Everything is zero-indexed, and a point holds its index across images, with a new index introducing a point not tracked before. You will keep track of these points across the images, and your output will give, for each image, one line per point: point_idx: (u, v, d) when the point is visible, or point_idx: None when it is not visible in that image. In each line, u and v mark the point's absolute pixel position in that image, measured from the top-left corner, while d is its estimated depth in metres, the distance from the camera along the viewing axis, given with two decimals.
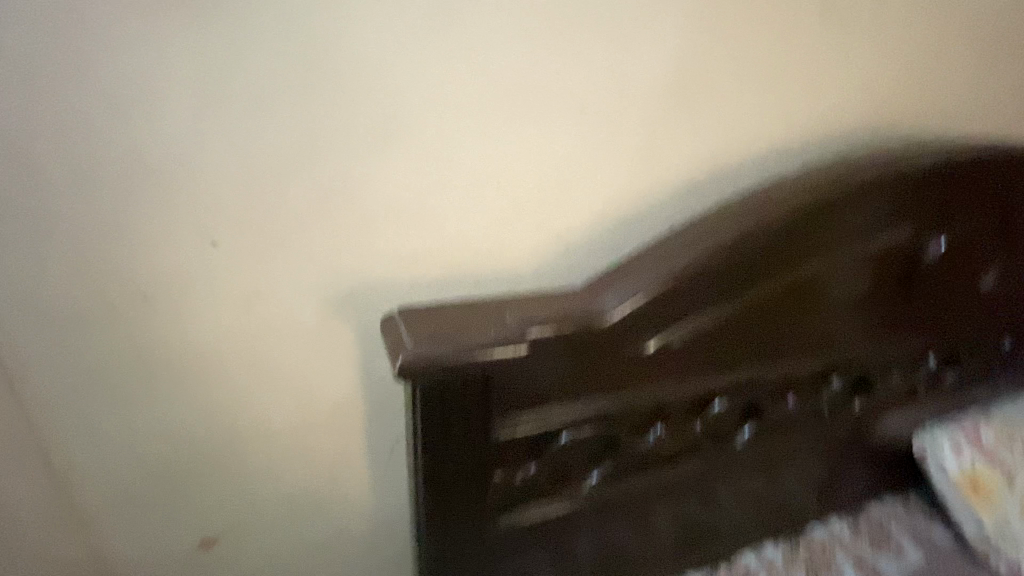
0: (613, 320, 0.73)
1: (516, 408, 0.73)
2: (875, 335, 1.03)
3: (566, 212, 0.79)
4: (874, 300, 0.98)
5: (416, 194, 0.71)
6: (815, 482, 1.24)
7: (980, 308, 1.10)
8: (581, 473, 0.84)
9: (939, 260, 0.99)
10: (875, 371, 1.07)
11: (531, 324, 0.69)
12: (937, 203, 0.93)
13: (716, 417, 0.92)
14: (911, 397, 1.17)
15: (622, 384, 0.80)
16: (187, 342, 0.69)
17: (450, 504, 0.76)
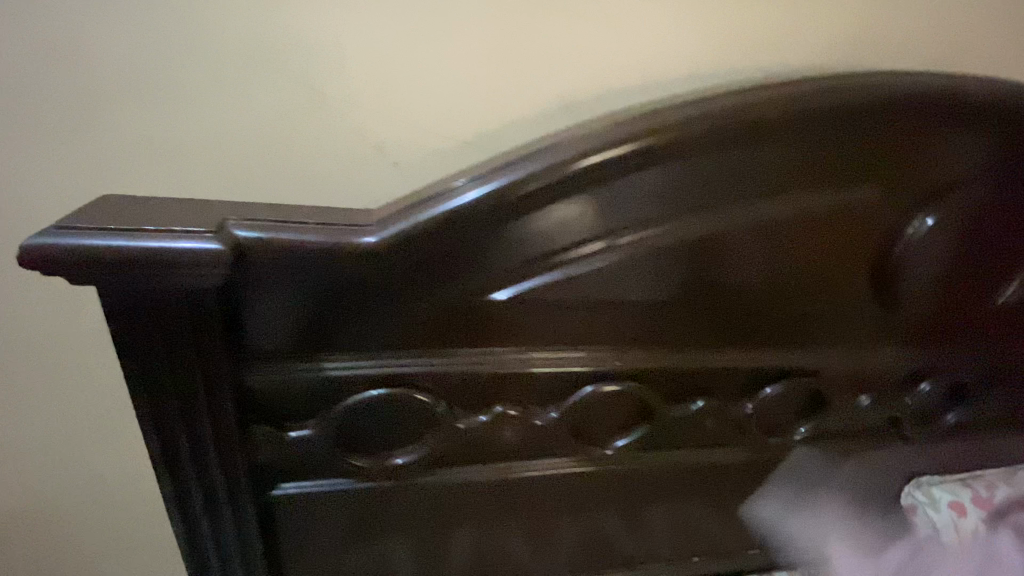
0: (397, 242, 0.56)
1: (274, 342, 0.60)
2: (829, 342, 0.80)
3: (385, 129, 0.65)
4: (821, 293, 0.76)
5: (181, 85, 0.60)
6: (754, 524, 1.01)
7: (981, 324, 0.85)
8: (383, 449, 0.68)
9: (924, 242, 0.75)
10: (830, 391, 0.83)
11: (254, 230, 0.54)
12: (917, 161, 0.71)
13: (582, 410, 0.73)
14: (889, 430, 0.90)
15: (433, 341, 0.65)
16: None
17: (189, 456, 0.62)
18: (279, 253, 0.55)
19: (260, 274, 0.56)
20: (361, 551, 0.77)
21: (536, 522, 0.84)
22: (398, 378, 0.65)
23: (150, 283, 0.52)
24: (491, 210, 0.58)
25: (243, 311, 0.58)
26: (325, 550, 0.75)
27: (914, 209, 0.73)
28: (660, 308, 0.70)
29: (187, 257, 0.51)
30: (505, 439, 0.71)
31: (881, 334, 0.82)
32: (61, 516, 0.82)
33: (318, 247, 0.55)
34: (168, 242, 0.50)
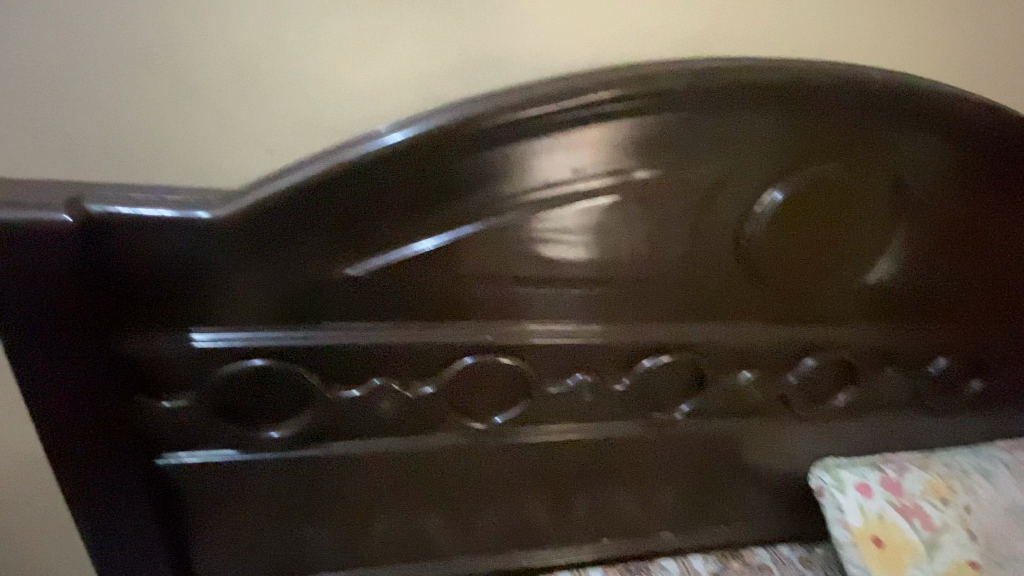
0: (254, 213, 0.61)
1: (131, 315, 0.63)
2: (704, 319, 0.83)
3: (236, 121, 0.66)
4: (686, 270, 0.79)
5: (22, 61, 0.59)
6: (662, 508, 1.02)
7: (859, 299, 0.88)
8: (259, 417, 0.72)
9: (784, 216, 0.79)
10: (710, 369, 0.86)
11: (116, 201, 0.58)
12: (770, 139, 0.75)
13: (456, 382, 0.76)
14: (783, 406, 0.94)
15: (295, 313, 0.67)
16: None
17: (71, 420, 0.65)
18: (124, 226, 0.58)
19: (110, 248, 0.59)
20: (261, 520, 0.81)
21: (428, 500, 0.87)
22: (263, 349, 0.68)
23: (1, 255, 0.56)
24: (331, 187, 0.62)
25: (90, 288, 0.59)
26: (224, 518, 0.79)
27: (765, 185, 0.77)
28: (524, 283, 0.74)
29: (35, 227, 0.56)
30: (383, 411, 0.75)
31: (761, 309, 0.85)
32: None
33: (163, 220, 0.59)
34: (37, 209, 0.55)
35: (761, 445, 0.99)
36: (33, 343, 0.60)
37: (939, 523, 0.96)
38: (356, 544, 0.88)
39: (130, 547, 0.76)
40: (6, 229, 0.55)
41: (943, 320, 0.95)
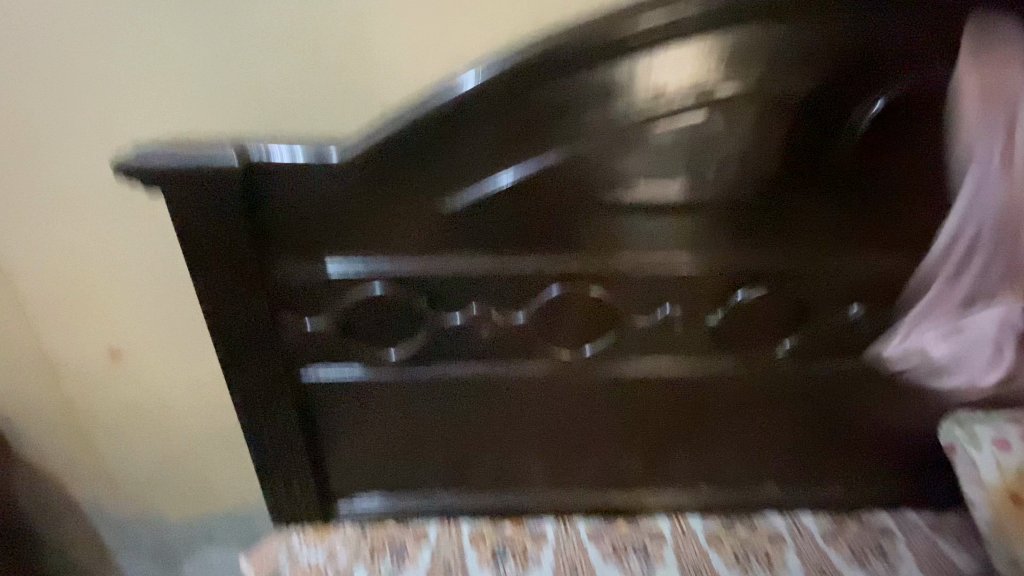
0: (368, 155, 0.70)
1: (278, 244, 0.76)
2: (799, 247, 0.80)
3: (350, 78, 0.77)
4: (778, 194, 0.77)
5: (203, 46, 0.74)
6: (762, 457, 0.99)
7: (994, 221, 0.78)
8: (378, 339, 0.83)
9: (885, 128, 0.74)
10: (808, 301, 0.84)
11: (259, 149, 0.70)
12: (874, 44, 0.70)
13: (546, 311, 0.83)
14: (894, 343, 0.89)
15: (403, 243, 0.77)
16: (39, 170, 0.81)
17: (239, 336, 0.81)
18: (271, 170, 0.71)
19: (261, 187, 0.72)
20: (382, 436, 0.93)
21: (523, 426, 0.94)
22: (380, 276, 0.79)
23: (184, 194, 0.71)
24: (428, 125, 0.70)
25: (249, 220, 0.74)
26: (354, 433, 0.93)
27: (864, 95, 0.72)
28: (608, 212, 0.77)
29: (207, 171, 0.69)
30: (481, 337, 0.84)
31: (865, 233, 0.80)
32: (170, 412, 1.04)
33: (299, 162, 0.71)
34: (206, 159, 0.69)
35: (873, 391, 0.93)
36: (209, 268, 0.76)
37: None
38: (461, 466, 0.97)
39: (279, 451, 0.92)
40: (177, 174, 0.69)
41: None
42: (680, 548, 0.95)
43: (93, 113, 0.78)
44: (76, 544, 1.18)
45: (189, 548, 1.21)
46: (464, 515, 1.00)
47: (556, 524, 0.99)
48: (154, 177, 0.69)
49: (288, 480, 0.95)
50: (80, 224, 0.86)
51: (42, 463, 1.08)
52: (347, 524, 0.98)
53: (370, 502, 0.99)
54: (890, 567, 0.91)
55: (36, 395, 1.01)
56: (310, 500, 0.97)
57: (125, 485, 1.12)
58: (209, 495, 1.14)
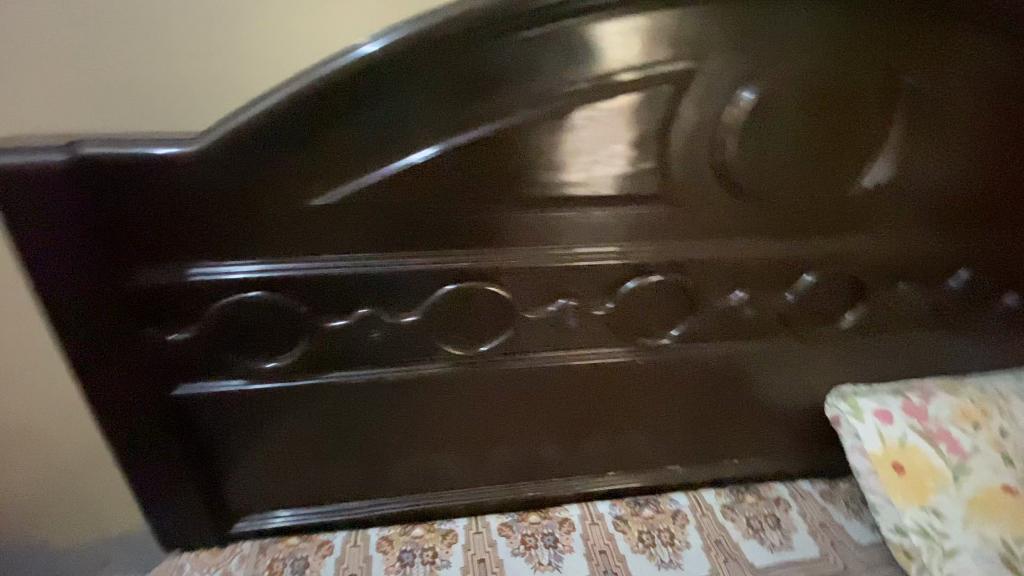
0: (230, 147, 0.65)
1: (130, 251, 0.69)
2: (683, 236, 0.82)
3: (212, 65, 0.71)
4: (659, 185, 0.78)
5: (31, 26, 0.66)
6: (665, 440, 1.02)
7: (857, 206, 0.85)
8: (262, 347, 0.78)
9: (760, 116, 0.76)
10: (696, 290, 0.87)
11: (98, 143, 0.63)
12: (749, 34, 0.72)
13: (438, 310, 0.80)
14: (781, 325, 0.93)
15: (277, 245, 0.73)
16: None
17: (95, 353, 0.73)
18: (114, 167, 0.64)
19: (101, 187, 0.65)
20: (278, 449, 0.88)
21: (426, 428, 0.92)
22: (254, 281, 0.74)
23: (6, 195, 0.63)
24: (292, 116, 0.65)
25: (92, 224, 0.66)
26: (247, 448, 0.87)
27: (734, 87, 0.74)
28: (492, 206, 0.76)
29: (33, 168, 0.62)
30: (372, 339, 0.81)
31: (750, 220, 0.83)
32: (36, 437, 0.94)
33: (144, 157, 0.64)
34: (36, 157, 0.62)
35: (763, 371, 0.97)
36: (47, 278, 0.67)
37: (967, 450, 0.91)
38: (366, 474, 0.94)
39: (159, 474, 0.85)
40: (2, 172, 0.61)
41: (954, 229, 0.91)
42: (588, 534, 0.97)
43: None
44: None
45: None
46: (372, 522, 0.97)
47: (467, 522, 0.98)
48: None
49: (173, 504, 0.88)
50: None
51: None
52: (244, 543, 0.92)
53: (269, 519, 0.93)
54: (782, 536, 0.96)
55: None
56: (201, 522, 0.91)
57: None
58: (94, 524, 1.05)
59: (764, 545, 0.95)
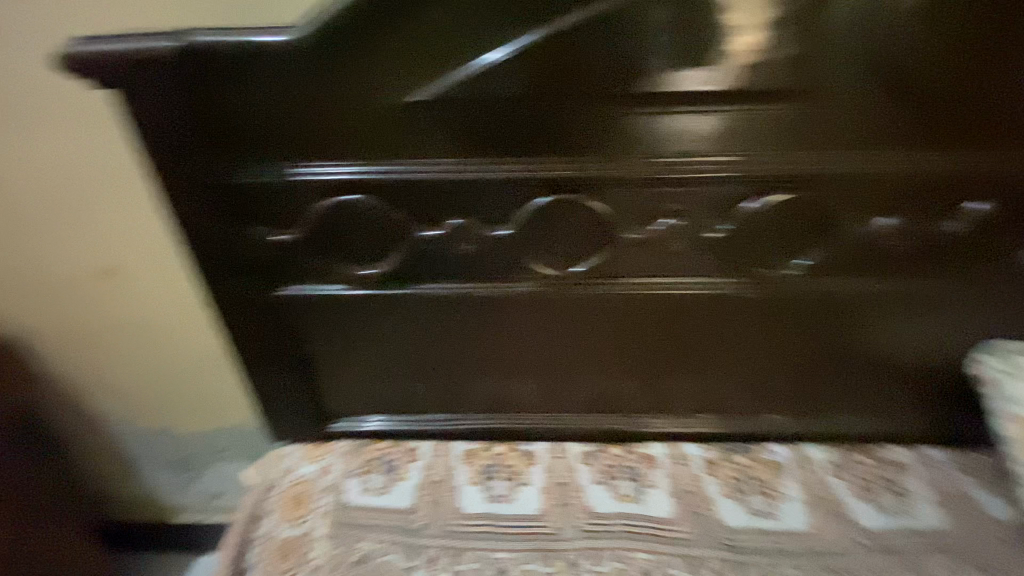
0: (329, 32, 0.64)
1: (237, 146, 0.71)
2: (817, 147, 0.71)
3: None
4: (792, 81, 0.66)
5: None
6: (766, 384, 0.93)
7: None
8: (358, 253, 0.79)
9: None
10: (826, 213, 0.75)
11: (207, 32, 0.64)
12: None
13: (532, 223, 0.76)
14: (929, 262, 0.79)
15: (373, 146, 0.71)
16: (9, 73, 0.80)
17: (213, 251, 0.78)
18: (224, 56, 0.65)
19: (212, 77, 0.66)
20: (371, 356, 0.91)
21: (511, 348, 0.90)
22: (351, 183, 0.73)
23: (126, 85, 0.65)
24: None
25: (204, 116, 0.68)
26: (344, 352, 0.91)
27: None
28: (594, 106, 0.69)
29: (152, 55, 0.63)
30: (463, 252, 0.79)
31: (903, 132, 0.69)
32: (167, 331, 1.05)
33: (247, 43, 0.64)
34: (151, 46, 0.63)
35: (897, 315, 0.84)
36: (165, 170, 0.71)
37: None
38: (450, 387, 0.95)
39: (267, 369, 0.91)
40: (125, 63, 0.63)
41: None
42: (674, 473, 0.92)
43: (59, 8, 0.75)
44: (98, 454, 1.25)
45: (202, 462, 1.26)
46: (456, 436, 0.99)
47: (548, 446, 0.97)
48: (93, 66, 0.63)
49: (279, 400, 0.95)
50: (53, 135, 0.85)
51: (55, 377, 1.12)
52: (340, 441, 0.98)
53: (363, 422, 0.98)
54: (900, 500, 0.86)
55: (37, 310, 1.03)
56: (302, 418, 0.97)
57: (134, 400, 1.16)
58: (216, 413, 1.17)
59: (877, 508, 0.85)
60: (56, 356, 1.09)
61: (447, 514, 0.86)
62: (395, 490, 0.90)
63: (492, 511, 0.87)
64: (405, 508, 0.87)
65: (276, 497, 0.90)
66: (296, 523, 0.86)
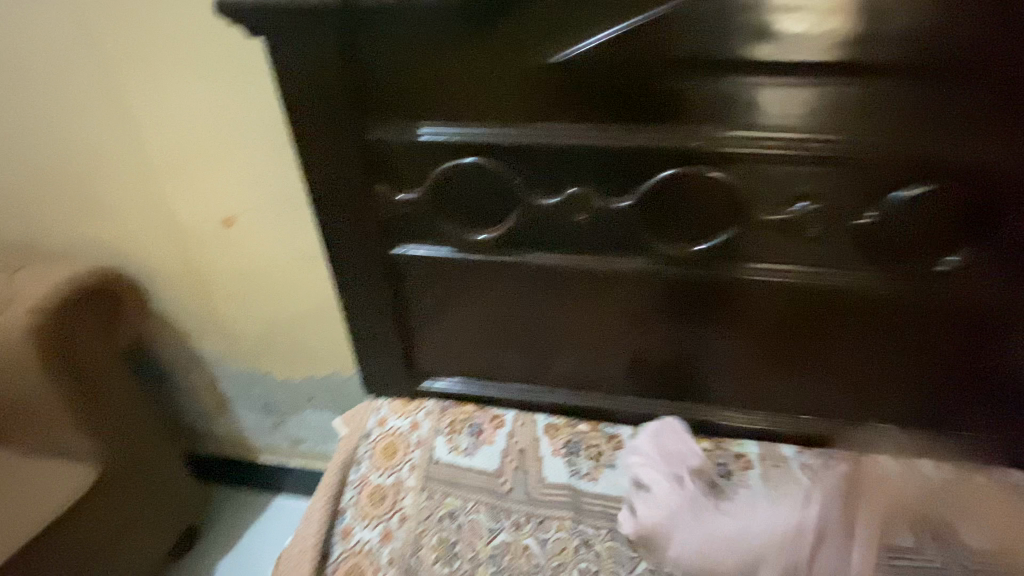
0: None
1: (373, 102, 0.73)
2: (985, 132, 0.65)
3: None
4: (960, 59, 0.62)
5: None
6: (877, 391, 0.87)
7: None
8: (473, 217, 0.80)
9: None
10: (984, 205, 0.68)
11: None
12: None
13: (654, 198, 0.74)
14: None
15: (503, 108, 0.72)
16: (168, 29, 0.86)
17: (337, 205, 0.80)
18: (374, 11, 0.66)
19: (359, 32, 0.68)
20: (469, 320, 0.93)
21: (609, 325, 0.89)
22: (475, 146, 0.74)
23: (281, 39, 0.68)
24: None
25: (345, 72, 0.70)
26: (443, 314, 0.93)
27: None
28: (733, 75, 0.66)
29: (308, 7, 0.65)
30: (578, 222, 0.78)
31: None
32: (276, 280, 1.11)
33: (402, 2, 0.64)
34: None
35: None
36: (303, 122, 0.74)
37: None
38: (540, 359, 0.96)
39: (368, 324, 0.94)
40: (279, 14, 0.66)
41: None
42: (768, 475, 0.88)
43: None
44: (198, 391, 1.35)
45: (291, 408, 1.34)
46: (541, 409, 1.00)
47: (633, 431, 0.96)
48: (254, 18, 0.66)
49: (376, 355, 0.98)
50: (198, 87, 0.91)
51: (172, 316, 1.22)
52: (428, 401, 1.01)
53: (452, 385, 1.00)
54: None
55: (163, 250, 1.11)
56: (395, 375, 1.00)
57: (238, 344, 1.24)
58: (310, 361, 1.24)
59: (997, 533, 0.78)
60: (174, 296, 1.18)
61: (532, 482, 0.87)
62: (482, 453, 0.91)
63: (577, 486, 0.87)
64: (492, 471, 0.89)
65: (370, 445, 0.94)
66: (387, 472, 0.89)
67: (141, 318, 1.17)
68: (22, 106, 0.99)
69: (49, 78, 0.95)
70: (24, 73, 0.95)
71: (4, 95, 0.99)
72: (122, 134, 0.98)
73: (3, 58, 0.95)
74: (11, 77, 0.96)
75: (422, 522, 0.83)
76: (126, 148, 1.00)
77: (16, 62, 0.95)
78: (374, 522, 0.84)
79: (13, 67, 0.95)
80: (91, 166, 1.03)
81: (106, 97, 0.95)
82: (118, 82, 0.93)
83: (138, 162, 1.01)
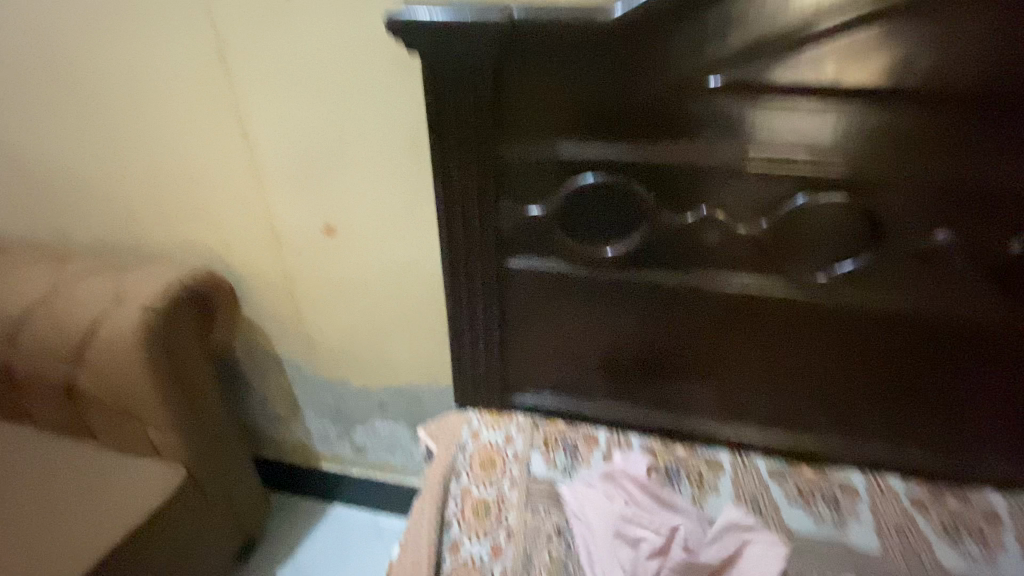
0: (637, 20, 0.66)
1: (513, 120, 0.75)
2: None
3: None
4: None
5: None
6: (991, 425, 0.85)
7: None
8: (596, 234, 0.81)
9: None
10: None
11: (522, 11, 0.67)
12: None
13: (788, 222, 0.75)
14: None
15: (643, 130, 0.73)
16: (302, 46, 0.90)
17: (465, 218, 0.83)
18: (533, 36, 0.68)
19: (512, 55, 0.71)
20: (573, 337, 0.93)
21: (718, 347, 0.88)
22: (611, 165, 0.76)
23: (439, 60, 0.71)
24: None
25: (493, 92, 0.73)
26: (546, 329, 0.93)
27: None
28: (882, 107, 0.68)
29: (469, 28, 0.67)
30: (707, 243, 0.79)
31: None
32: (366, 289, 1.13)
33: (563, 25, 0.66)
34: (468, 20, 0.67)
35: None
36: (444, 137, 0.77)
37: None
38: (640, 380, 0.95)
39: (471, 337, 0.95)
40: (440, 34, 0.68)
41: None
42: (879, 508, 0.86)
43: None
44: (272, 396, 1.36)
45: (362, 418, 1.35)
46: (636, 429, 0.99)
47: (733, 456, 0.94)
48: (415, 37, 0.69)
49: (474, 368, 0.99)
50: (322, 101, 0.94)
51: (257, 320, 1.25)
52: (519, 416, 1.00)
53: (546, 401, 1.00)
54: None
55: (260, 256, 1.14)
56: (490, 388, 1.01)
57: (319, 351, 1.26)
58: (388, 371, 1.25)
59: None
60: (263, 301, 1.21)
61: None
62: (582, 472, 0.90)
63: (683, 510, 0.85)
64: None
65: (467, 458, 0.93)
66: (489, 485, 0.89)
67: (232, 321, 1.20)
68: (146, 111, 1.04)
69: (178, 87, 0.99)
70: (154, 82, 1.00)
71: (132, 100, 1.03)
72: (239, 142, 1.02)
73: (137, 65, 0.99)
74: (140, 85, 1.01)
75: (530, 539, 0.82)
76: (240, 155, 1.03)
77: (149, 70, 0.99)
78: (482, 535, 0.83)
79: (145, 75, 1.00)
80: (203, 172, 1.07)
81: (227, 107, 0.99)
82: (244, 94, 0.97)
83: (249, 169, 1.04)
